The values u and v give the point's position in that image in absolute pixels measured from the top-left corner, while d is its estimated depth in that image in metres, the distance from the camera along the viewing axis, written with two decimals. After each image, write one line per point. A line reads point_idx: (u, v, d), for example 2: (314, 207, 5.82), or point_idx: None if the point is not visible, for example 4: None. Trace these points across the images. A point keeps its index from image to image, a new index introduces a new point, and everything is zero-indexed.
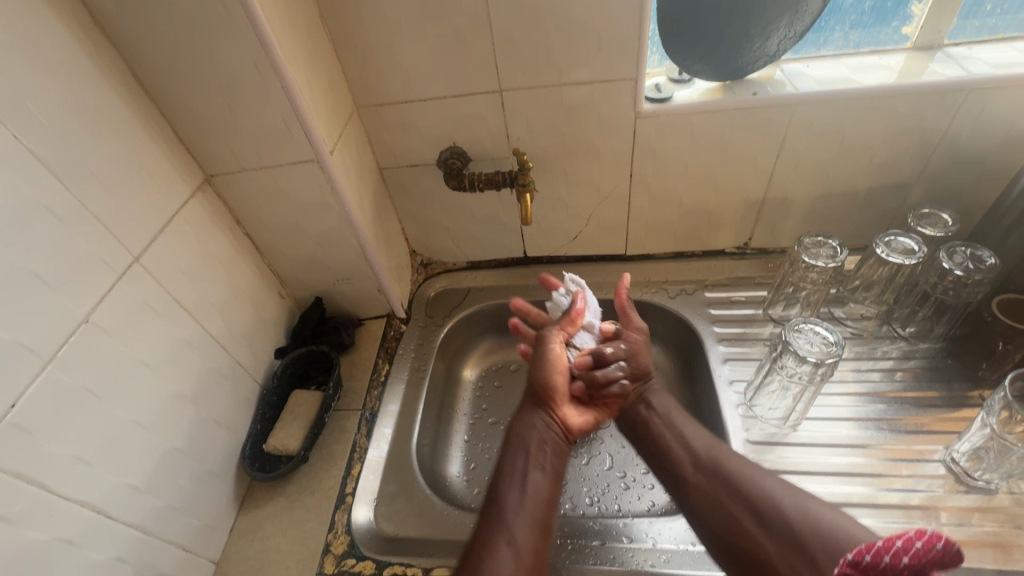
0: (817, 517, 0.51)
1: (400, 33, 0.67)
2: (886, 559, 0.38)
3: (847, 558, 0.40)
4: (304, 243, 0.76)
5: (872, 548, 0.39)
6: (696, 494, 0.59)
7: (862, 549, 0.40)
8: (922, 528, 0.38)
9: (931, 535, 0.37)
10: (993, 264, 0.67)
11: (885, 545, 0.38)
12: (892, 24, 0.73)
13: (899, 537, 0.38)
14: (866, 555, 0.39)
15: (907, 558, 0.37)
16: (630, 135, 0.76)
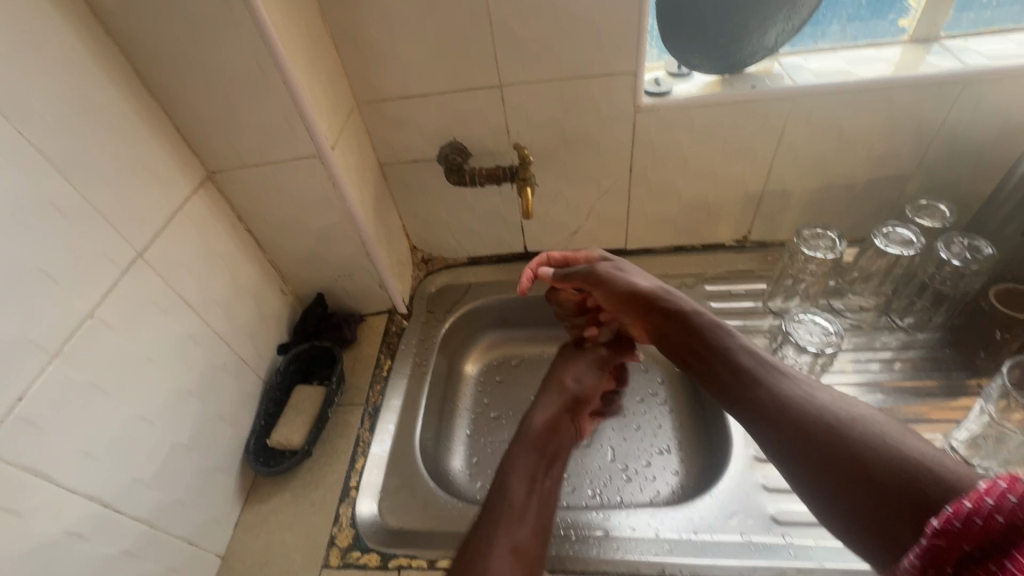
0: (859, 428, 0.43)
1: (399, 28, 0.67)
2: (979, 520, 0.27)
3: (930, 524, 0.29)
4: (306, 239, 0.76)
5: (958, 508, 0.28)
6: (748, 404, 0.49)
7: (947, 512, 0.28)
8: (1006, 475, 0.28)
9: (1014, 480, 0.27)
10: (989, 254, 0.68)
11: (970, 504, 0.28)
12: (889, 17, 0.74)
13: (985, 492, 0.28)
14: (955, 522, 0.28)
15: (1005, 516, 0.27)
16: (629, 129, 0.76)
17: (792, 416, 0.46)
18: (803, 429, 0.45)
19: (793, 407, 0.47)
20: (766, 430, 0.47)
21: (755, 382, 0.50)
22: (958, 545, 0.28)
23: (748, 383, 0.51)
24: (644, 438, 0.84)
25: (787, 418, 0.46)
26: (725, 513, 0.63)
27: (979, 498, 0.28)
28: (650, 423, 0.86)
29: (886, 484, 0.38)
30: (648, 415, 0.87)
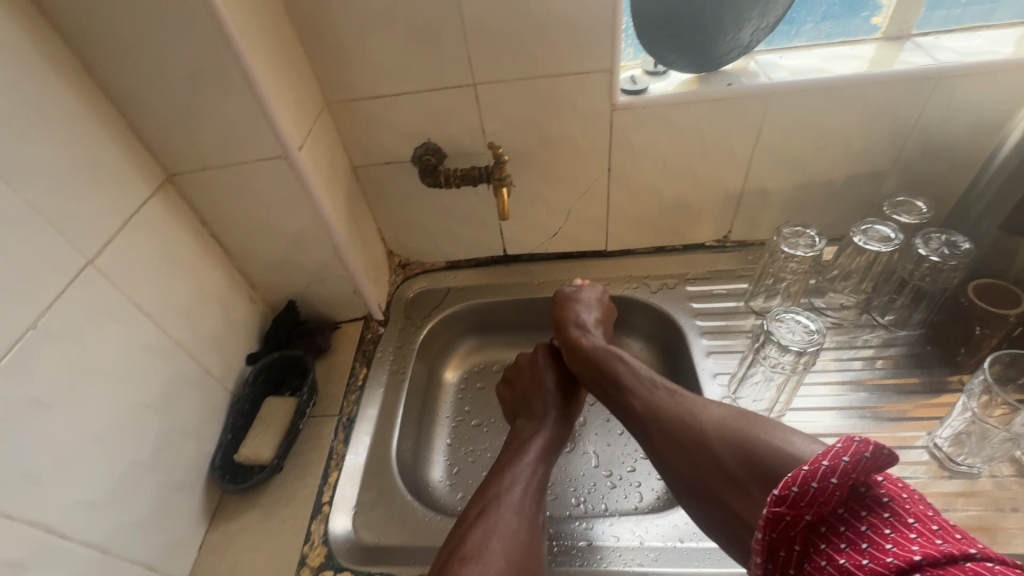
0: (744, 432, 0.48)
1: (368, 25, 0.65)
2: (814, 485, 0.38)
3: (774, 495, 0.40)
4: (275, 244, 0.73)
5: (798, 477, 0.39)
6: (638, 428, 0.56)
7: (787, 482, 0.39)
8: (848, 439, 0.39)
9: (859, 445, 0.38)
10: (967, 249, 0.68)
11: (812, 470, 0.39)
12: (862, 14, 0.74)
13: (824, 457, 0.39)
14: (795, 488, 0.39)
15: (835, 478, 0.38)
16: (607, 128, 0.75)
17: (672, 433, 0.52)
18: (698, 441, 0.50)
19: (676, 422, 0.52)
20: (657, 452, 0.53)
21: (641, 404, 0.57)
22: (798, 511, 0.39)
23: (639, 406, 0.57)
24: (628, 443, 0.83)
25: (671, 437, 0.52)
26: None
27: (817, 460, 0.39)
28: None
29: (764, 473, 0.44)
30: None
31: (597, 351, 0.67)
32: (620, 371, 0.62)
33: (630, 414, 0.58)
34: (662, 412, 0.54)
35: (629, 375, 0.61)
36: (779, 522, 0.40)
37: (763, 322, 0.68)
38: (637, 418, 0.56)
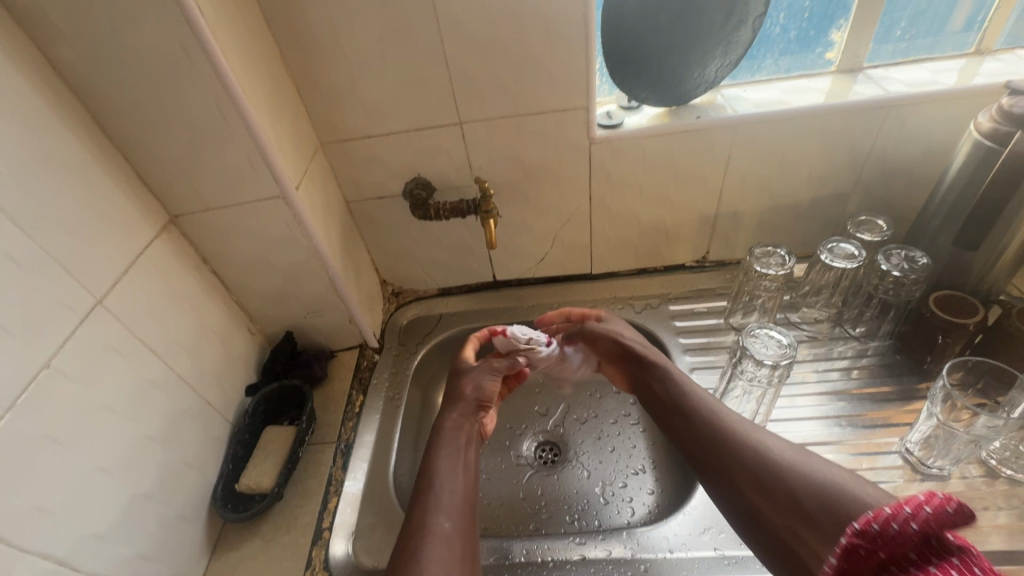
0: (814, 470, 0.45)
1: (360, 71, 0.70)
2: (893, 525, 0.33)
3: (853, 526, 0.35)
4: (273, 278, 0.76)
5: (879, 514, 0.34)
6: (683, 431, 0.59)
7: (869, 517, 0.34)
8: (931, 489, 0.33)
9: (942, 498, 0.32)
10: (925, 263, 0.73)
11: (892, 511, 0.33)
12: (816, 50, 0.80)
13: (908, 502, 0.33)
14: (873, 523, 0.34)
15: (915, 523, 0.32)
16: (586, 159, 0.80)
17: (718, 437, 0.55)
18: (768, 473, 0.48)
19: (723, 429, 0.55)
20: (700, 451, 0.56)
21: (694, 410, 0.59)
22: (873, 546, 0.33)
23: (713, 435, 0.55)
24: (619, 460, 0.86)
25: (716, 440, 0.55)
26: (698, 529, 0.64)
27: (903, 504, 0.33)
28: (625, 444, 0.88)
29: (823, 509, 0.42)
30: (623, 436, 0.89)
31: (654, 366, 0.68)
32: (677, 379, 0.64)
33: (682, 418, 0.60)
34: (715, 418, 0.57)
35: (705, 404, 0.59)
36: (851, 554, 0.34)
37: (739, 338, 0.72)
38: (688, 422, 0.59)
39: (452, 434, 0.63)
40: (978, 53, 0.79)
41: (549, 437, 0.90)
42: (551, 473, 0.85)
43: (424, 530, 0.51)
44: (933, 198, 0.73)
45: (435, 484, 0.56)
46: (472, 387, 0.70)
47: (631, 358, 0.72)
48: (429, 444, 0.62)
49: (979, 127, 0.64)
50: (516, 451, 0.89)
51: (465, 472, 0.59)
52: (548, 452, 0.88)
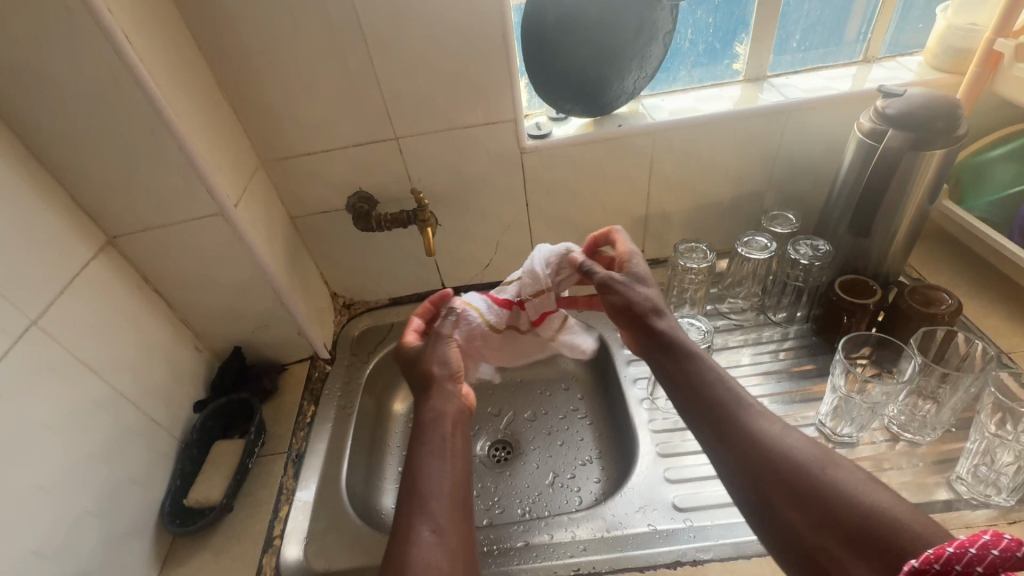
0: (852, 494, 0.48)
1: (295, 91, 0.73)
2: (958, 567, 0.34)
3: (913, 564, 0.36)
4: (217, 294, 0.78)
5: (942, 556, 0.34)
6: (704, 415, 0.57)
7: (929, 556, 0.35)
8: (998, 532, 0.33)
9: (1010, 542, 0.33)
10: (826, 250, 0.80)
11: (955, 553, 0.34)
12: (724, 61, 0.87)
13: (969, 543, 0.34)
14: (935, 564, 0.34)
15: (981, 567, 0.33)
16: (519, 168, 0.85)
17: (752, 443, 0.54)
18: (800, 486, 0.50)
19: (758, 435, 0.54)
20: (729, 452, 0.54)
21: (725, 406, 0.57)
22: None
23: (740, 434, 0.54)
24: (568, 452, 0.89)
25: (751, 447, 0.53)
26: (632, 507, 0.68)
27: (962, 544, 0.34)
28: (573, 437, 0.91)
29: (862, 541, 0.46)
30: (572, 430, 0.93)
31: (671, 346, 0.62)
32: (702, 367, 0.60)
33: (708, 411, 0.57)
34: (749, 421, 0.55)
35: (726, 397, 0.57)
36: None
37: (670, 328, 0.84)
38: (717, 419, 0.56)
39: (436, 423, 0.61)
40: (866, 61, 0.88)
41: (500, 436, 0.94)
42: (504, 469, 0.88)
43: (409, 540, 0.52)
44: (833, 192, 0.81)
45: (424, 482, 0.56)
46: (443, 362, 0.67)
47: (645, 323, 0.64)
48: (414, 436, 0.61)
49: (861, 127, 0.72)
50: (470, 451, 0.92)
51: (453, 460, 0.59)
52: (500, 450, 0.91)
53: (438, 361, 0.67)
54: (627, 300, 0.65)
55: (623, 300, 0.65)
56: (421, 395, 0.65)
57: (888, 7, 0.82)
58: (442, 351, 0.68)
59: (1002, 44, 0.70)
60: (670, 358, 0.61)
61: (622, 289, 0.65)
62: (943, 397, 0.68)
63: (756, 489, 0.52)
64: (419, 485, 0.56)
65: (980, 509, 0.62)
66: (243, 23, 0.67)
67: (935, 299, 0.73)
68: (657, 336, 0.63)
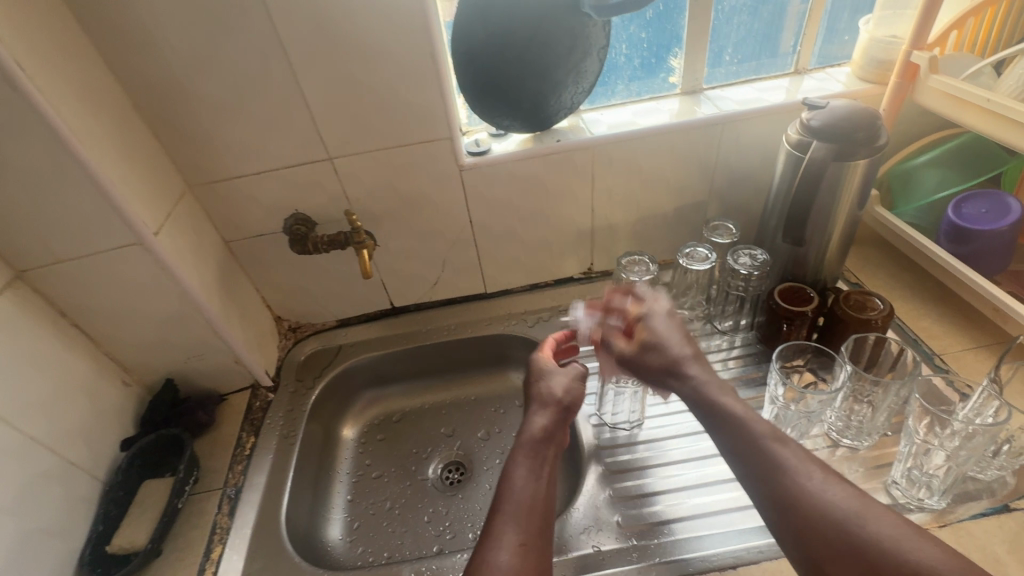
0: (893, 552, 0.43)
1: (218, 113, 0.71)
2: None
3: None
4: (143, 326, 0.74)
5: None
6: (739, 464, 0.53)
7: None
8: None
9: None
10: (764, 259, 0.81)
11: None
12: (660, 75, 0.88)
13: None
14: None
15: None
16: (459, 186, 0.84)
17: (783, 489, 0.49)
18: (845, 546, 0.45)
19: (790, 479, 0.49)
20: (761, 498, 0.50)
21: (755, 445, 0.52)
22: None
23: (777, 485, 0.49)
24: None
25: (783, 492, 0.49)
26: (581, 528, 0.67)
27: None
28: None
29: None
30: None
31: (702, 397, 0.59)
32: (731, 408, 0.56)
33: (739, 452, 0.53)
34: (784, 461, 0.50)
35: (758, 443, 0.52)
36: None
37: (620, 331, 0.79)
38: (748, 460, 0.52)
39: (534, 443, 0.62)
40: (797, 72, 0.90)
41: (453, 456, 0.92)
42: (455, 492, 0.87)
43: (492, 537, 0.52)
44: (769, 202, 0.82)
45: (513, 485, 0.57)
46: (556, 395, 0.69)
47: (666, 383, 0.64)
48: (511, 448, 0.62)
49: (789, 139, 0.73)
50: (422, 474, 0.89)
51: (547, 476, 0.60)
52: (453, 472, 0.90)
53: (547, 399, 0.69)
54: (654, 346, 0.66)
55: (653, 359, 0.65)
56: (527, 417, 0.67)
57: (815, 19, 0.84)
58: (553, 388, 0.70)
59: (916, 56, 0.73)
60: (703, 408, 0.59)
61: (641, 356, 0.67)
62: (877, 399, 0.69)
63: (795, 539, 0.47)
64: (505, 490, 0.57)
65: (914, 513, 0.62)
66: (156, 44, 0.64)
67: (868, 304, 0.75)
68: (688, 386, 0.61)
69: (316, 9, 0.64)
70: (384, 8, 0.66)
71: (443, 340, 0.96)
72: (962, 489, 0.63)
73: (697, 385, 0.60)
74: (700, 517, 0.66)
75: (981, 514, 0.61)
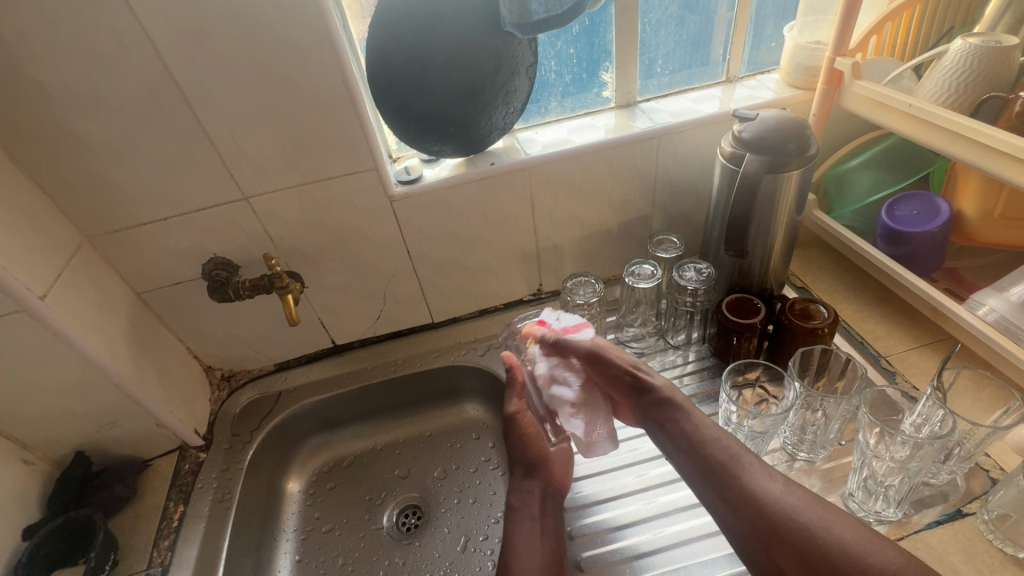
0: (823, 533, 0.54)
1: (109, 158, 0.64)
2: None
3: None
4: (41, 397, 0.67)
5: None
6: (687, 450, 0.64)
7: None
8: None
9: None
10: (709, 273, 0.80)
11: None
12: (593, 90, 0.86)
13: None
14: None
15: None
16: (391, 217, 0.79)
17: (759, 509, 0.57)
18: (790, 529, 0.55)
19: (756, 491, 0.58)
20: (728, 507, 0.59)
21: (725, 464, 0.61)
22: None
23: (734, 483, 0.59)
24: (480, 510, 0.84)
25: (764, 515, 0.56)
26: None
27: None
28: (486, 492, 0.86)
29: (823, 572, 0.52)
30: (484, 485, 0.87)
31: (667, 404, 0.69)
32: (710, 437, 0.64)
33: (710, 472, 0.61)
34: (749, 480, 0.59)
35: (707, 438, 0.64)
36: None
37: (565, 297, 0.84)
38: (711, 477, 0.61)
39: (524, 506, 0.70)
40: (729, 80, 0.90)
41: (409, 500, 0.86)
42: (411, 540, 0.81)
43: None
44: (710, 214, 0.81)
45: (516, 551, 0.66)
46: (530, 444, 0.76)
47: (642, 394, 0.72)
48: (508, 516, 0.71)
49: (723, 152, 0.72)
50: (376, 523, 0.84)
51: (545, 534, 0.67)
52: (409, 517, 0.84)
53: (525, 447, 0.76)
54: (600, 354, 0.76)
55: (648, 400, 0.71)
56: (516, 481, 0.74)
57: (742, 26, 0.84)
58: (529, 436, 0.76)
59: (840, 63, 0.73)
60: (665, 415, 0.69)
61: (607, 362, 0.75)
62: (828, 410, 0.67)
63: (764, 549, 0.56)
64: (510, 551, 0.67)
65: (872, 526, 0.62)
66: (23, 87, 0.57)
67: (813, 312, 0.73)
68: (676, 422, 0.67)
69: (210, 42, 0.59)
70: (288, 38, 0.61)
71: (390, 378, 0.91)
72: (916, 497, 0.63)
73: (691, 431, 0.65)
74: (669, 548, 0.65)
75: (935, 522, 0.61)
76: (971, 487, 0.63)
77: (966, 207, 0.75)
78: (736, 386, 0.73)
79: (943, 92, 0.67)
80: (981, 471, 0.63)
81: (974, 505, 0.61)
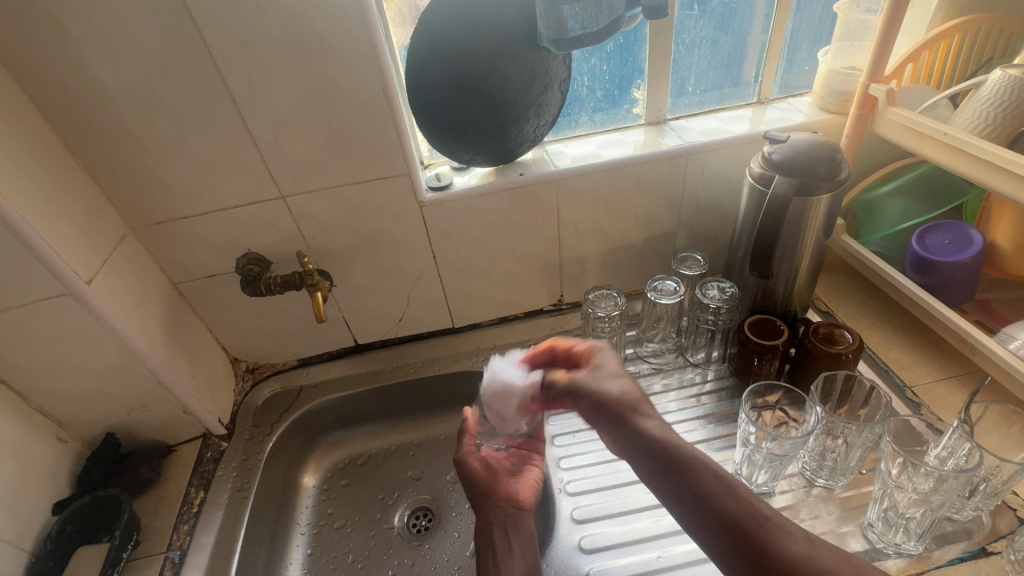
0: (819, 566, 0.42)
1: (159, 153, 0.67)
2: None
3: None
4: (78, 378, 0.70)
5: None
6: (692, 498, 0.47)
7: None
8: None
9: None
10: (732, 293, 0.80)
11: None
12: (623, 106, 0.87)
13: None
14: None
15: None
16: (420, 222, 0.81)
17: (747, 528, 0.45)
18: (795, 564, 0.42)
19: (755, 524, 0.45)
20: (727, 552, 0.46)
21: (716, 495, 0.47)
22: None
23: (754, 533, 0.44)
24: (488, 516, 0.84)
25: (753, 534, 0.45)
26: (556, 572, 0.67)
27: None
28: None
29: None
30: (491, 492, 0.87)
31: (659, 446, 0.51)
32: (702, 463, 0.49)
33: (682, 493, 0.48)
34: (733, 495, 0.47)
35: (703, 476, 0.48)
36: None
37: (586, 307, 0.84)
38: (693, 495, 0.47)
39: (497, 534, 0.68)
40: (760, 101, 0.90)
41: (420, 502, 0.87)
42: (419, 542, 0.82)
43: None
44: (735, 234, 0.81)
45: None
46: (479, 477, 0.69)
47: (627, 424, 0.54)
48: None
49: (753, 172, 0.72)
50: (387, 523, 0.85)
51: None
52: (421, 518, 0.85)
53: (473, 485, 0.69)
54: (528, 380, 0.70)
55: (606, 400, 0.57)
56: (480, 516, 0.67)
57: (775, 50, 0.85)
58: (477, 472, 0.70)
59: (874, 89, 0.73)
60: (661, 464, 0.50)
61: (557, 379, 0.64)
62: (850, 437, 0.66)
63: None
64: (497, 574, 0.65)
65: (892, 558, 0.60)
66: (88, 85, 0.61)
67: (837, 336, 0.72)
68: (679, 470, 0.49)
69: (261, 50, 0.62)
70: (332, 46, 0.64)
71: (409, 379, 0.92)
72: (939, 532, 0.62)
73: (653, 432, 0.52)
74: (680, 567, 0.64)
75: (958, 559, 0.59)
76: (997, 525, 0.61)
77: (1000, 238, 0.74)
78: (755, 408, 0.73)
79: (979, 123, 0.66)
80: (1008, 510, 0.62)
81: (1000, 544, 0.60)
